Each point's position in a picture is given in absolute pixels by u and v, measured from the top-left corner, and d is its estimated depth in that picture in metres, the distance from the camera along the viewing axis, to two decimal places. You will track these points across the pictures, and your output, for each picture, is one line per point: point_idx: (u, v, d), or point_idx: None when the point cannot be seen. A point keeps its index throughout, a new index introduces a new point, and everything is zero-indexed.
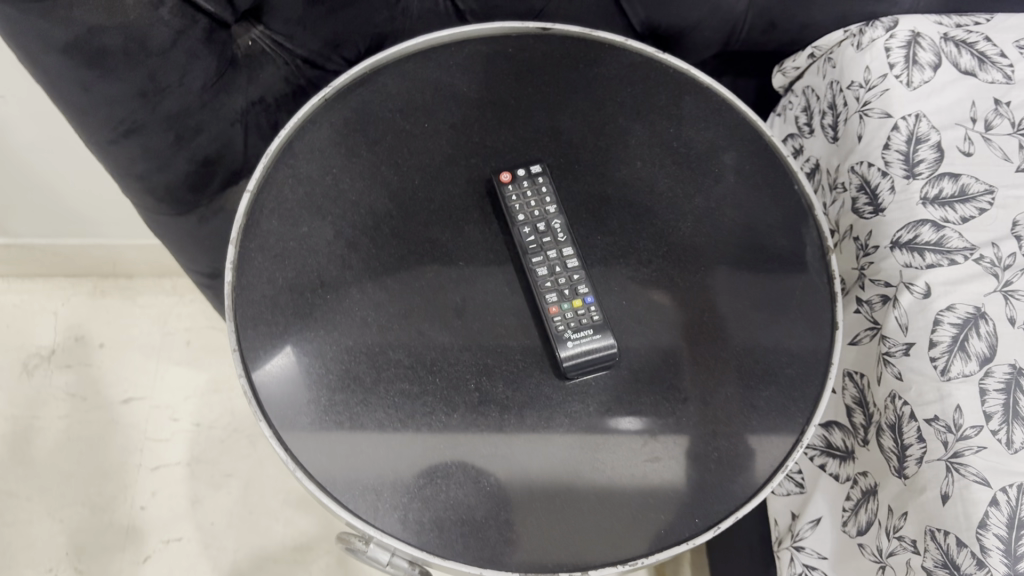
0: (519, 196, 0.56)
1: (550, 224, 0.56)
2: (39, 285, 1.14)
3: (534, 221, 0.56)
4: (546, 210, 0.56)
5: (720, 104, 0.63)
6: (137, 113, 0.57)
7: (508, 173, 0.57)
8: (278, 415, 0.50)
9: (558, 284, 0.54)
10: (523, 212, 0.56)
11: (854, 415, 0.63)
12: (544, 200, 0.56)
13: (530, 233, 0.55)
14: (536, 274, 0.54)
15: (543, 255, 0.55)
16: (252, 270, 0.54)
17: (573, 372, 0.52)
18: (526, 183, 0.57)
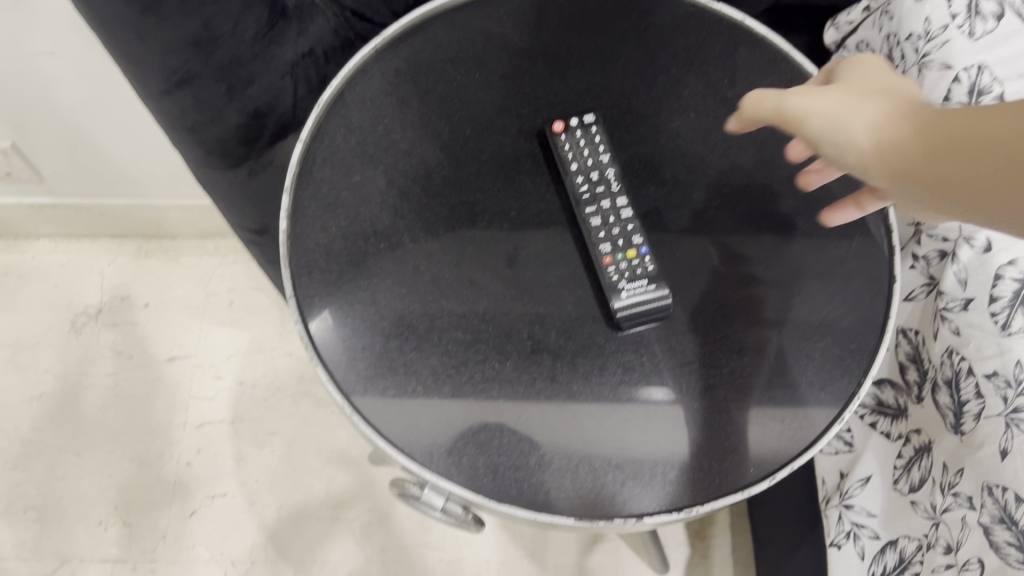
0: (572, 145, 0.56)
1: (605, 173, 0.55)
2: (85, 245, 1.15)
3: (588, 170, 0.55)
4: (599, 159, 0.56)
5: (775, 54, 0.61)
6: (191, 63, 0.56)
7: (560, 123, 0.56)
8: (333, 360, 0.50)
9: (611, 234, 0.53)
10: (576, 161, 0.55)
11: (907, 372, 0.62)
12: (597, 149, 0.56)
13: (583, 183, 0.55)
14: (589, 224, 0.54)
15: (597, 204, 0.54)
16: (306, 218, 0.55)
17: (626, 321, 0.52)
18: (579, 132, 0.56)
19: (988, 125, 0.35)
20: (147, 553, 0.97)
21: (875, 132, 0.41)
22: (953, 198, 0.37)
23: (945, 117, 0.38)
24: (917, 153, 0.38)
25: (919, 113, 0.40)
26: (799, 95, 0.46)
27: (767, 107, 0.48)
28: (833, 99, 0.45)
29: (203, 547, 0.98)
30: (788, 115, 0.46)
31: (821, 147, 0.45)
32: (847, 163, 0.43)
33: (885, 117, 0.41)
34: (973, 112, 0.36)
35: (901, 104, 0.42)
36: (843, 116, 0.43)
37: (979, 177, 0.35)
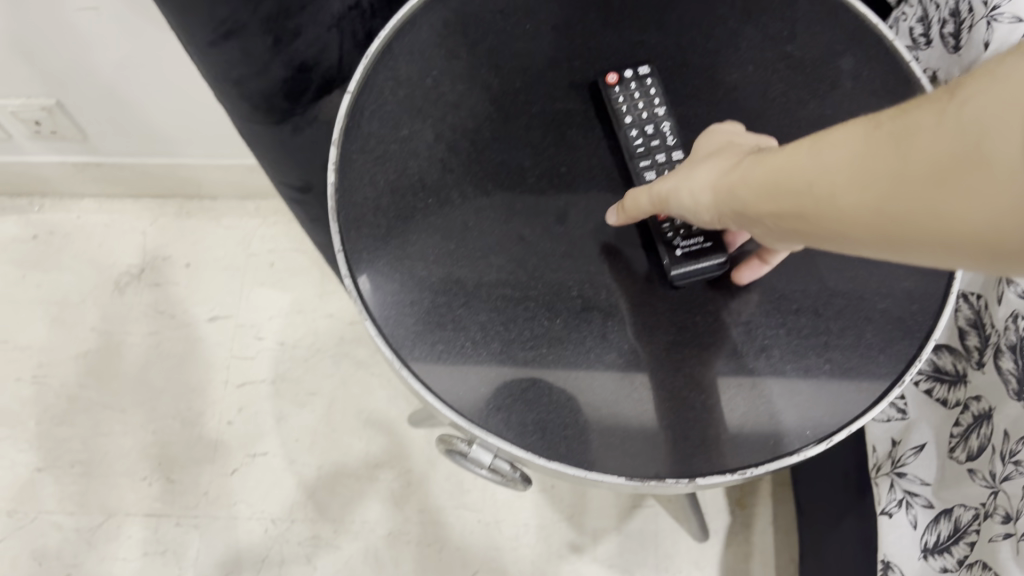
0: (626, 98, 0.54)
1: (660, 126, 0.54)
2: (128, 204, 1.16)
3: (642, 123, 0.54)
4: (654, 112, 0.54)
5: (835, 8, 0.60)
6: (238, 13, 0.55)
7: (615, 74, 0.55)
8: (382, 314, 0.50)
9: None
10: (630, 114, 0.54)
11: (968, 337, 0.60)
12: (653, 101, 0.54)
13: (637, 136, 0.53)
14: (643, 179, 0.52)
15: (651, 158, 0.53)
16: (353, 171, 0.54)
17: (681, 277, 0.51)
18: (634, 84, 0.55)
19: (791, 170, 0.34)
20: (190, 509, 0.99)
21: (716, 205, 0.41)
22: (799, 237, 0.36)
23: (760, 169, 0.37)
24: (754, 209, 0.37)
25: (745, 164, 0.39)
26: (661, 183, 0.46)
27: (641, 200, 0.48)
28: (685, 174, 0.44)
29: (244, 505, 0.99)
30: (655, 202, 0.46)
31: (691, 221, 0.44)
32: (712, 224, 0.43)
33: (719, 181, 0.40)
34: (780, 158, 0.35)
35: (731, 162, 0.41)
36: (692, 188, 0.43)
37: (806, 219, 0.34)
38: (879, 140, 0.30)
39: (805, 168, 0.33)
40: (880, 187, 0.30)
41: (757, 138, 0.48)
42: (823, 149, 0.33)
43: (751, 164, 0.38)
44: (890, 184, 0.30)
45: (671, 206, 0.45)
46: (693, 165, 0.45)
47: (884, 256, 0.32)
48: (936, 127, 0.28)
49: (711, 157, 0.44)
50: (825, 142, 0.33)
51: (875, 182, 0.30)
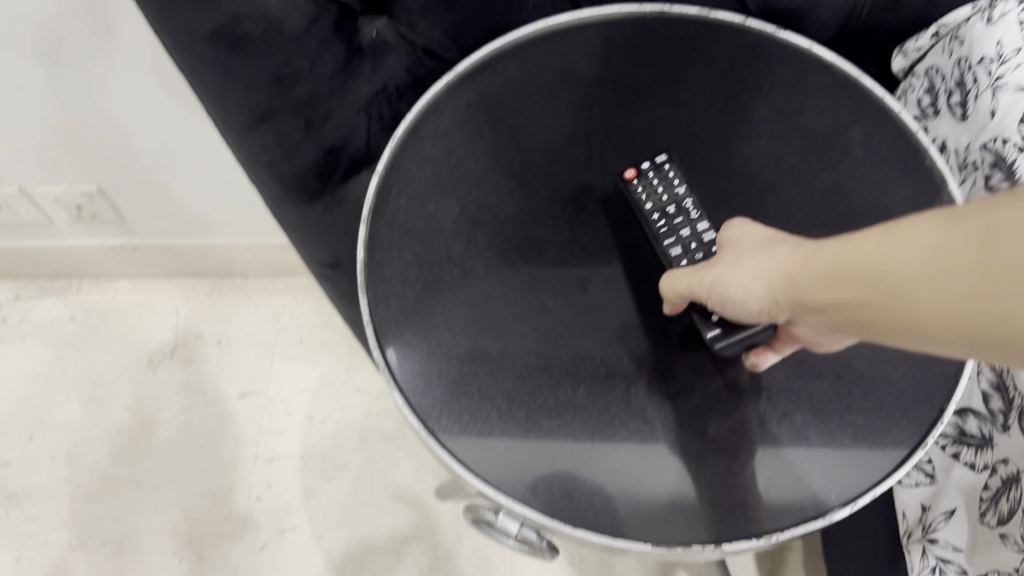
0: (646, 187, 0.56)
1: (683, 203, 0.55)
2: (163, 285, 1.19)
3: (665, 205, 0.55)
4: (675, 191, 0.56)
5: (845, 82, 0.61)
6: (272, 99, 0.58)
7: (633, 169, 0.56)
8: (410, 384, 0.51)
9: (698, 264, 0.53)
10: (651, 201, 0.56)
11: (991, 400, 0.60)
12: (673, 184, 0.56)
13: (659, 220, 0.55)
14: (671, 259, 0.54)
15: (676, 237, 0.54)
16: (382, 245, 0.56)
17: (723, 346, 0.50)
18: (651, 173, 0.56)
19: (860, 261, 0.37)
20: None
21: (773, 295, 0.43)
22: (860, 324, 0.38)
23: (824, 258, 0.39)
24: (816, 297, 0.40)
25: (803, 254, 0.41)
26: (707, 269, 0.49)
27: (681, 281, 0.50)
28: (736, 264, 0.47)
29: None
30: (699, 288, 0.49)
31: (735, 307, 0.47)
32: (763, 311, 0.45)
33: (776, 271, 0.43)
34: (845, 247, 0.38)
35: (780, 252, 0.44)
36: (743, 275, 0.45)
37: (874, 310, 0.37)
38: (958, 235, 0.33)
39: (877, 261, 0.36)
40: (961, 280, 0.33)
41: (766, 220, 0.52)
42: (897, 241, 0.36)
43: (810, 254, 0.41)
44: (977, 276, 0.32)
45: (716, 293, 0.48)
46: (739, 252, 0.48)
47: (949, 346, 0.35)
48: (1023, 231, 0.31)
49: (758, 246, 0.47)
50: (897, 235, 0.36)
51: (956, 275, 0.33)
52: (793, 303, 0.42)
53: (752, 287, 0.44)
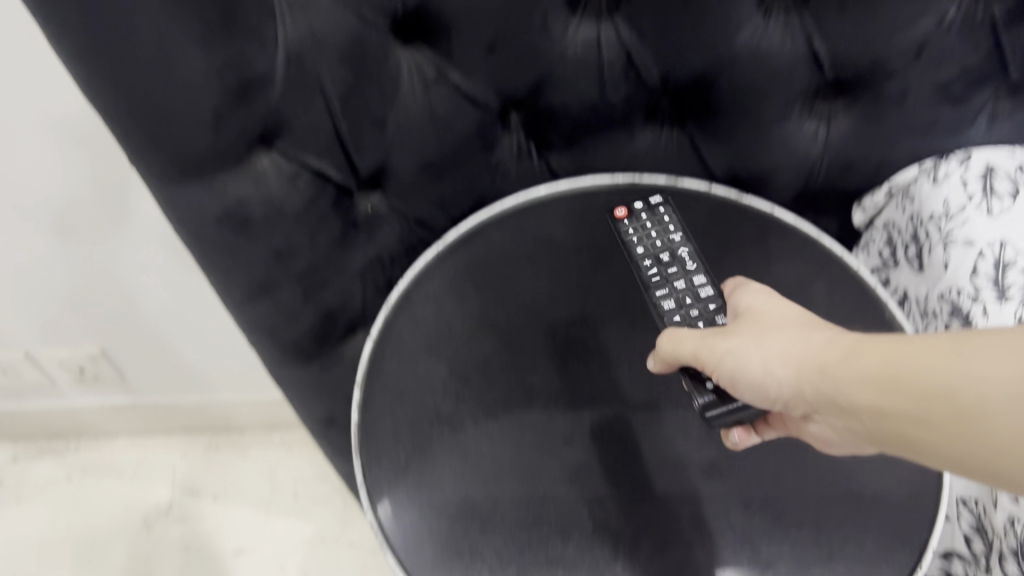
0: (637, 229, 0.61)
1: (677, 251, 0.59)
2: (161, 442, 1.20)
3: (657, 249, 0.59)
4: (669, 238, 0.60)
5: (803, 241, 0.67)
6: (271, 273, 0.61)
7: (625, 210, 0.61)
8: (405, 546, 0.54)
9: (687, 313, 0.55)
10: (643, 244, 0.60)
11: (973, 543, 0.61)
12: (664, 230, 0.60)
13: (651, 264, 0.59)
14: (661, 307, 0.56)
15: (669, 287, 0.57)
16: (375, 409, 0.59)
17: (713, 412, 0.52)
18: (644, 215, 0.61)
19: (917, 368, 0.40)
20: None
21: (801, 384, 0.45)
22: (884, 424, 0.42)
23: (873, 356, 0.42)
24: (851, 389, 0.42)
25: (844, 347, 0.44)
26: (721, 338, 0.49)
27: (685, 346, 0.51)
28: (752, 337, 0.48)
29: None
30: (706, 353, 0.50)
31: (744, 386, 0.48)
32: (778, 394, 0.47)
33: (812, 358, 0.45)
34: (900, 348, 0.41)
35: (813, 341, 0.46)
36: (771, 357, 0.46)
37: (916, 414, 0.40)
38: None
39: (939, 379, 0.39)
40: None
41: (763, 287, 0.54)
42: (961, 363, 0.39)
43: (855, 349, 0.43)
44: None
45: (725, 363, 0.48)
46: (761, 328, 0.49)
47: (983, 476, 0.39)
48: None
49: (784, 325, 0.48)
50: (957, 357, 0.39)
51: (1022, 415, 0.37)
52: (821, 399, 0.45)
53: (776, 373, 0.46)
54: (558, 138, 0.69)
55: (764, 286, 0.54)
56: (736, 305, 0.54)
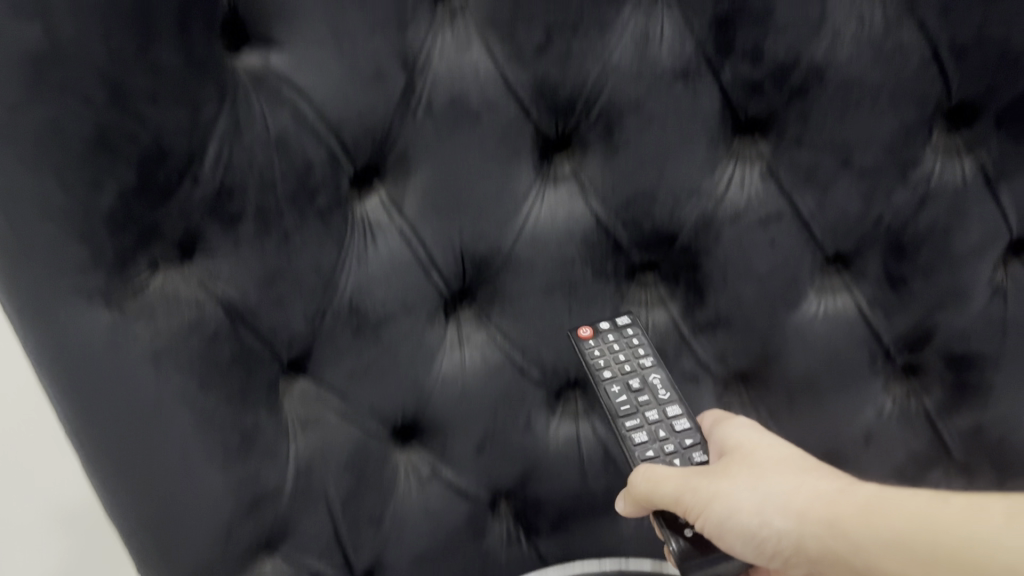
0: (604, 348, 0.55)
1: (647, 379, 0.56)
2: None
3: (625, 372, 0.56)
4: (637, 359, 0.56)
5: None
6: None
7: (588, 330, 0.57)
8: None
9: (662, 449, 0.53)
10: (609, 367, 0.55)
11: None
12: (633, 354, 0.56)
13: (621, 393, 0.55)
14: (632, 440, 0.54)
15: (641, 417, 0.55)
16: None
17: (690, 565, 0.49)
18: (610, 334, 0.56)
19: (942, 533, 0.38)
20: None
21: (801, 537, 0.44)
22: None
23: (893, 517, 0.41)
24: (867, 550, 0.41)
25: (857, 502, 0.43)
26: (708, 481, 0.48)
27: (667, 483, 0.49)
28: (739, 480, 0.47)
29: None
30: (692, 496, 0.48)
31: (733, 536, 0.46)
32: (774, 547, 0.45)
33: (817, 510, 0.44)
34: (924, 512, 0.40)
35: (816, 491, 0.45)
36: (766, 504, 0.45)
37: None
38: None
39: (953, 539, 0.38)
40: None
41: (755, 429, 0.53)
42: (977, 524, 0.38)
43: (871, 505, 0.42)
44: None
45: (711, 508, 0.47)
46: (756, 470, 0.47)
47: None
48: None
49: (778, 466, 0.47)
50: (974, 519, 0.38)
51: None
52: (824, 557, 0.43)
53: (769, 524, 0.45)
54: (543, 521, 0.68)
55: (748, 421, 0.54)
56: (723, 441, 0.53)
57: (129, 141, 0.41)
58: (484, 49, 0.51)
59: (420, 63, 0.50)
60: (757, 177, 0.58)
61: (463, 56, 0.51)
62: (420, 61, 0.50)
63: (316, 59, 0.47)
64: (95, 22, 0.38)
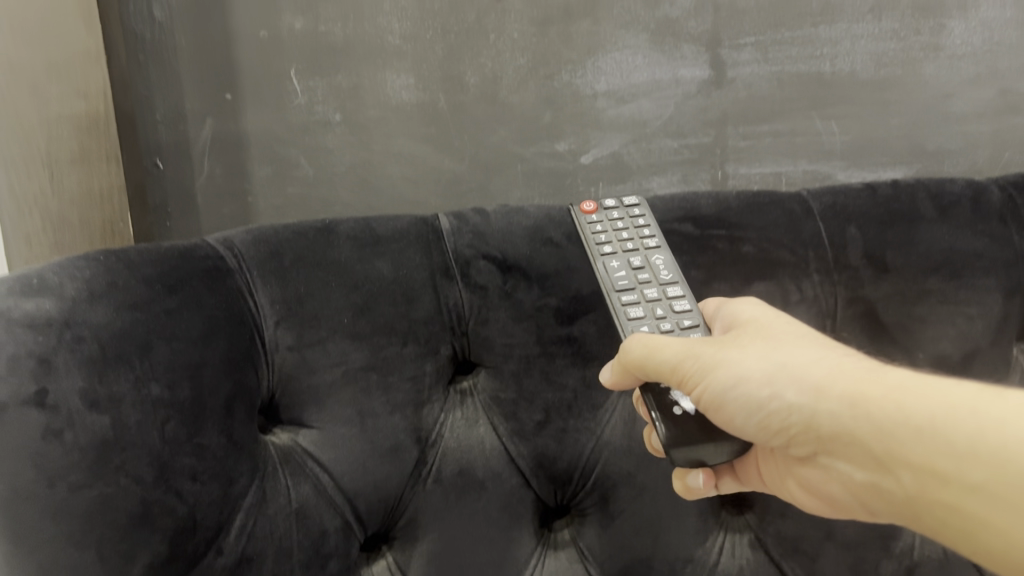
0: (608, 225, 0.57)
1: (649, 258, 0.54)
2: None
3: (627, 250, 0.54)
4: (642, 239, 0.56)
5: None
6: None
7: (594, 207, 0.58)
8: None
9: (656, 324, 0.50)
10: (610, 241, 0.55)
11: None
12: (635, 235, 0.56)
13: (621, 271, 0.53)
14: (627, 313, 0.51)
15: (637, 295, 0.52)
16: None
17: (678, 445, 0.44)
18: (615, 213, 0.58)
19: (985, 430, 0.35)
20: None
21: (816, 418, 0.39)
22: (924, 483, 0.36)
23: (930, 404, 0.37)
24: (889, 431, 0.37)
25: (888, 384, 0.38)
26: (713, 349, 0.43)
27: (667, 349, 0.44)
28: (754, 351, 0.42)
29: None
30: (693, 362, 0.43)
31: (738, 407, 0.41)
32: (781, 424, 0.41)
33: (840, 386, 0.39)
34: (966, 401, 0.36)
35: (840, 368, 0.40)
36: (780, 372, 0.41)
37: (971, 478, 0.34)
38: None
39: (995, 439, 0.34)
40: None
41: (769, 306, 0.48)
42: None
43: (902, 387, 0.38)
44: None
45: (714, 375, 0.42)
46: (770, 342, 0.43)
47: (987, 561, 0.34)
48: None
49: (797, 339, 0.43)
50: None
51: None
52: (839, 439, 0.39)
53: (786, 403, 0.40)
54: None
55: (761, 301, 0.50)
56: (733, 317, 0.48)
57: (167, 513, 0.43)
58: (490, 426, 0.56)
59: (432, 438, 0.55)
60: (747, 545, 0.59)
61: (471, 431, 0.56)
62: (432, 437, 0.55)
63: (340, 439, 0.52)
64: (154, 413, 0.44)
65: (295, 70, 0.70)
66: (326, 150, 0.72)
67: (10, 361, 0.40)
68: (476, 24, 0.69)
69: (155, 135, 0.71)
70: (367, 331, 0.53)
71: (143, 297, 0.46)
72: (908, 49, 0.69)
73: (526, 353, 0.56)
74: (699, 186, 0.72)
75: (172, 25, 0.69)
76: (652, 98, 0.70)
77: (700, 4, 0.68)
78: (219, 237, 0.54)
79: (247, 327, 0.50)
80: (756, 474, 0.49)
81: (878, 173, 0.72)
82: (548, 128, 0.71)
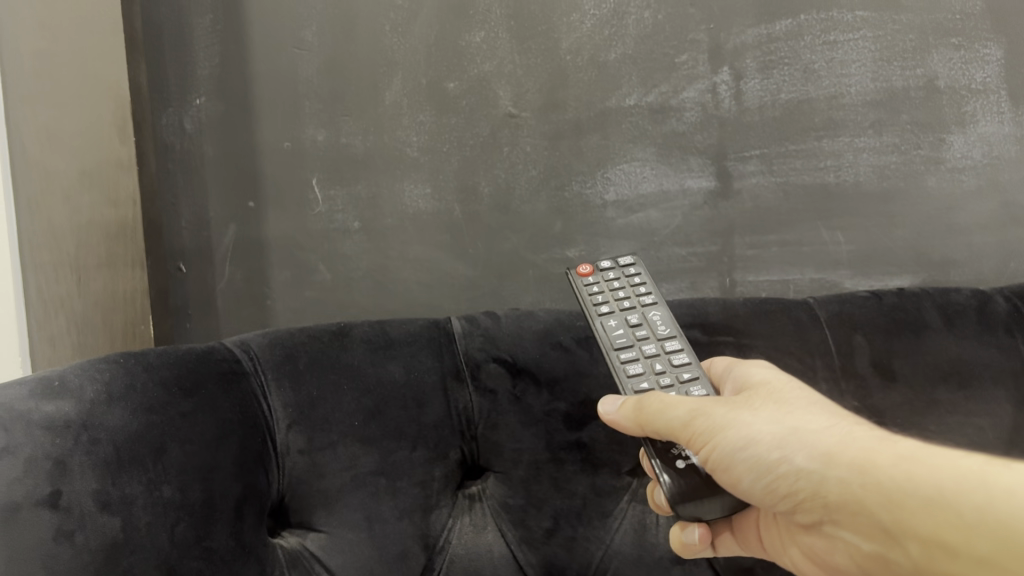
0: (603, 286, 0.58)
1: (646, 315, 0.55)
2: None
3: (624, 308, 0.55)
4: (639, 298, 0.56)
5: None
6: None
7: (589, 269, 0.59)
8: None
9: (656, 380, 0.50)
10: (608, 303, 0.56)
11: None
12: (630, 295, 0.57)
13: (619, 330, 0.54)
14: (626, 370, 0.51)
15: (636, 351, 0.52)
16: None
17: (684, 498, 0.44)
18: (611, 275, 0.59)
19: (995, 501, 0.32)
20: None
21: (824, 484, 0.38)
22: (930, 555, 0.33)
23: (940, 472, 0.35)
24: (897, 498, 0.35)
25: (900, 454, 0.37)
26: (726, 409, 0.43)
27: (679, 406, 0.44)
28: (766, 416, 0.42)
29: None
30: (704, 421, 0.43)
31: (744, 468, 0.41)
32: (788, 490, 0.39)
33: (850, 453, 0.38)
34: (980, 472, 0.34)
35: (853, 438, 0.39)
36: (790, 437, 0.40)
37: (979, 551, 0.31)
38: None
39: (1004, 509, 0.32)
40: None
41: (773, 368, 0.49)
42: None
43: (915, 459, 0.36)
44: None
45: (723, 435, 0.42)
46: (784, 409, 0.43)
47: None
48: None
49: (810, 408, 0.43)
50: None
51: None
52: (846, 507, 0.37)
53: (793, 468, 0.39)
54: None
55: (771, 365, 0.50)
56: (745, 378, 0.49)
57: None
58: (498, 531, 0.57)
59: (439, 545, 0.55)
60: None
61: (480, 537, 0.56)
62: (439, 543, 0.55)
63: (348, 543, 0.52)
64: (169, 516, 0.44)
65: (316, 179, 0.73)
66: (344, 255, 0.74)
67: (27, 463, 0.40)
68: (490, 138, 0.72)
69: (180, 240, 0.74)
70: (377, 435, 0.54)
71: (159, 400, 0.47)
72: (909, 162, 0.71)
73: (535, 458, 0.56)
74: (708, 293, 0.73)
75: (200, 136, 0.73)
76: (660, 208, 0.73)
77: (705, 119, 0.71)
78: (236, 340, 0.56)
79: (260, 430, 0.51)
80: (756, 539, 0.49)
81: (885, 281, 0.73)
82: (558, 236, 0.73)
